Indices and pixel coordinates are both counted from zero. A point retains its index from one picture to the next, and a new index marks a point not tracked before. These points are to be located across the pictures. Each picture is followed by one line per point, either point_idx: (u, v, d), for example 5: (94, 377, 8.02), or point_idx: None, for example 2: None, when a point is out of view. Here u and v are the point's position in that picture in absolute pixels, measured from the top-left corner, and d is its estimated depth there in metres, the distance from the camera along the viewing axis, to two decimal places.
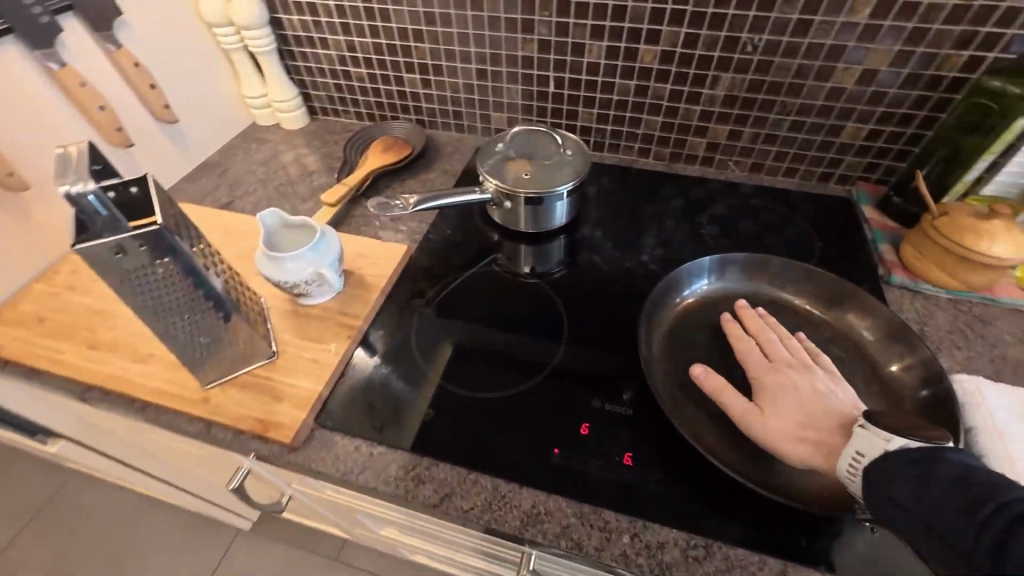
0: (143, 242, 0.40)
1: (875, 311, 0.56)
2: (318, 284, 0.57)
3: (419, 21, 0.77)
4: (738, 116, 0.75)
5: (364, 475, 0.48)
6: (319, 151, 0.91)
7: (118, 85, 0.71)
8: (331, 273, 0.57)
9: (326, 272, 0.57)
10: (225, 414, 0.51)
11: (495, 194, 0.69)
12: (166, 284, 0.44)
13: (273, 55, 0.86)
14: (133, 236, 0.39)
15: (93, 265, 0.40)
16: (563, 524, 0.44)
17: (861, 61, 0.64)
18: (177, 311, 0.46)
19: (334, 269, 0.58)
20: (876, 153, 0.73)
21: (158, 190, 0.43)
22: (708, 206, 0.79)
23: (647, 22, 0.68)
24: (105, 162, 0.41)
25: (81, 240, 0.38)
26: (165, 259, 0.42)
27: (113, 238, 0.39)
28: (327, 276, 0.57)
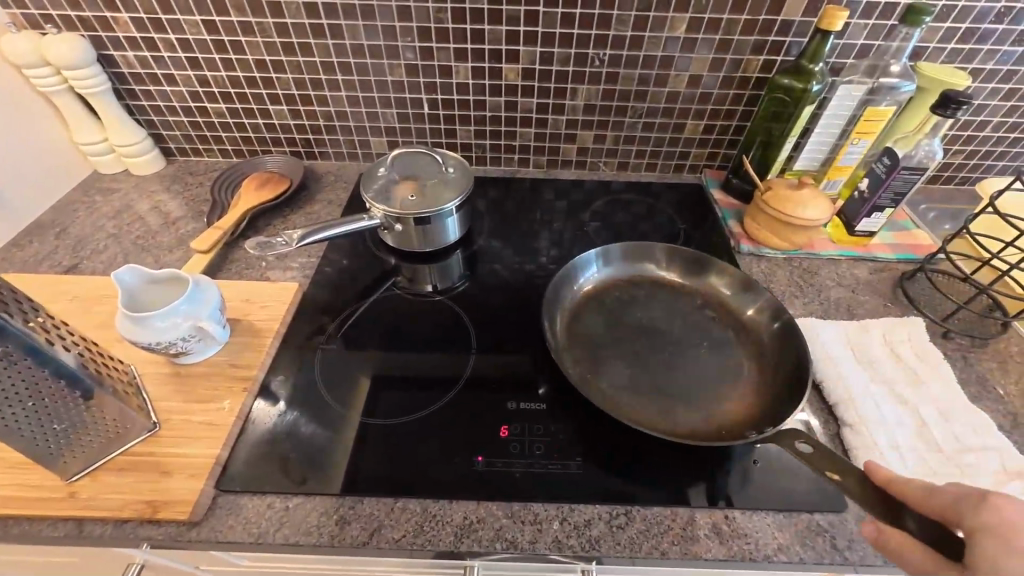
0: None
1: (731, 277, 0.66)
2: (199, 339, 0.52)
3: (276, 51, 0.74)
4: (599, 123, 0.83)
5: (281, 532, 0.45)
6: (182, 195, 0.83)
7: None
8: (213, 325, 0.53)
9: (206, 325, 0.52)
10: (100, 505, 0.45)
11: (383, 218, 0.68)
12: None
13: (108, 95, 0.77)
14: None
15: None
16: (496, 527, 0.45)
17: (688, 69, 0.75)
18: (16, 399, 0.39)
19: (215, 320, 0.53)
20: (713, 144, 0.85)
21: None
22: (588, 205, 0.86)
23: (505, 44, 0.73)
24: None
25: None
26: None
27: None
28: (209, 329, 0.52)
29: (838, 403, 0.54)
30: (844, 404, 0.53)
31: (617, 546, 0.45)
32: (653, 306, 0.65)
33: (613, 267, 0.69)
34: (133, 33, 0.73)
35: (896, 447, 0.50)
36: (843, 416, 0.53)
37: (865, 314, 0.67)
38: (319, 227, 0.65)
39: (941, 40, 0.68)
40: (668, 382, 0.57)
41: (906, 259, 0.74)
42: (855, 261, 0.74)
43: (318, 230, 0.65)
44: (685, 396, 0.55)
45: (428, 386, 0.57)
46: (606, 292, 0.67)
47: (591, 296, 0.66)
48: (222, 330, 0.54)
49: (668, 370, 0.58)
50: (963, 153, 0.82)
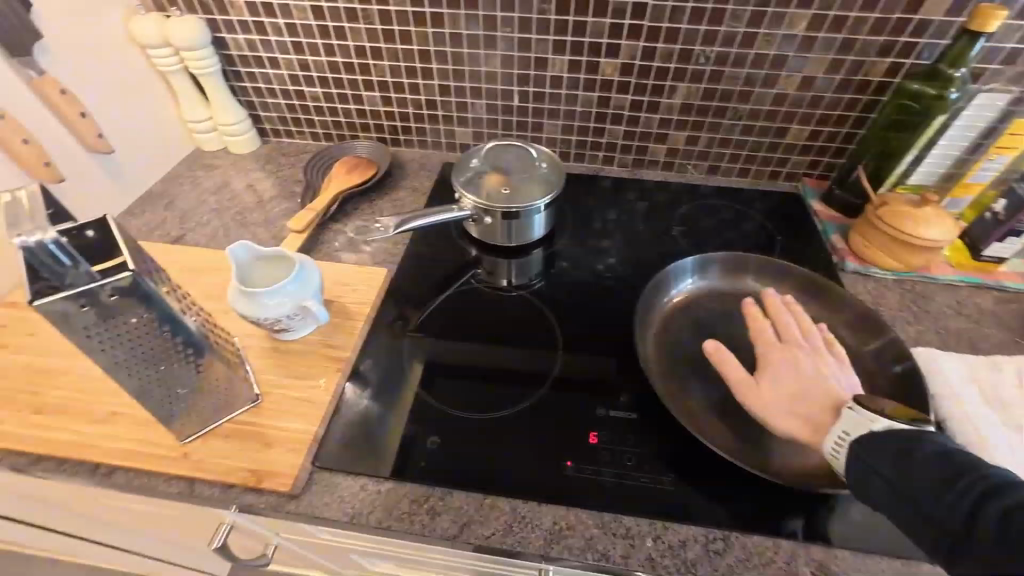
0: (114, 291, 0.36)
1: (843, 301, 0.61)
2: (305, 317, 0.54)
3: (377, 38, 0.75)
4: (694, 123, 0.79)
5: (374, 515, 0.45)
6: (275, 175, 0.86)
7: (45, 120, 0.64)
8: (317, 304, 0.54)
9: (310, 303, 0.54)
10: (210, 468, 0.47)
11: (472, 210, 0.68)
12: (140, 336, 0.40)
13: (217, 75, 0.81)
14: (102, 285, 0.35)
15: (54, 322, 0.35)
16: (586, 537, 0.44)
17: (801, 69, 0.70)
18: (149, 362, 0.42)
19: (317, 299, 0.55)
20: (817, 152, 0.79)
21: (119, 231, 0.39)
22: (673, 208, 0.83)
23: (607, 37, 0.70)
24: (55, 206, 0.37)
25: (39, 294, 0.34)
26: (139, 308, 0.38)
27: (78, 289, 0.34)
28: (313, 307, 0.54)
29: (967, 446, 0.48)
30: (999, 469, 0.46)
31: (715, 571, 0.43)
32: None
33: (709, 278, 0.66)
34: (246, 17, 0.76)
35: None
36: None
37: (990, 348, 0.61)
38: (412, 216, 0.65)
39: None
40: None
41: None
42: (976, 288, 0.68)
43: (411, 220, 0.65)
44: None
45: (514, 381, 0.57)
46: (700, 304, 0.64)
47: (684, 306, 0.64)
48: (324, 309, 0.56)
49: None
50: None
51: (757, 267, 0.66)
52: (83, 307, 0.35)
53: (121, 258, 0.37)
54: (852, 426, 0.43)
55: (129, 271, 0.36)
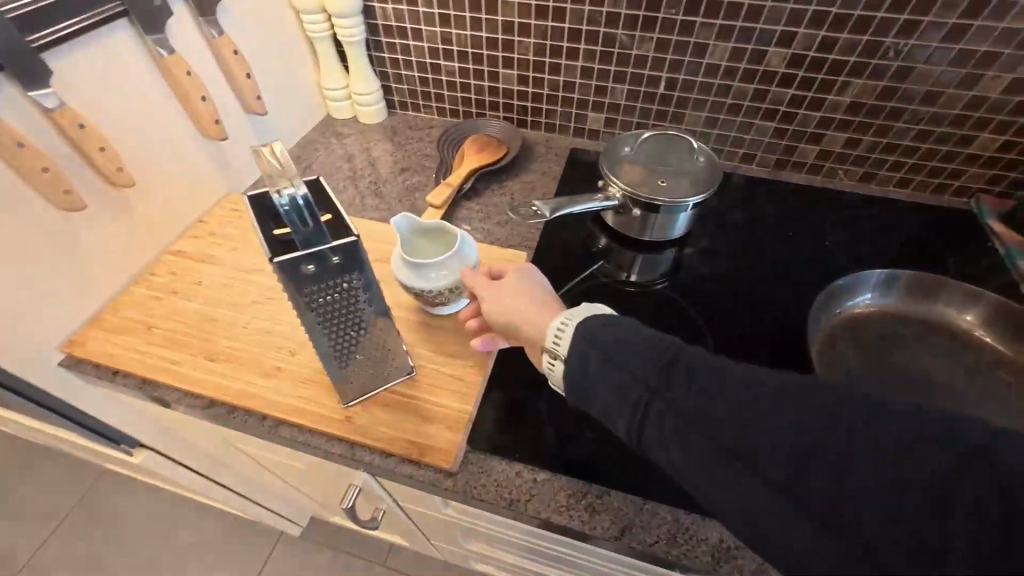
0: (338, 255, 0.36)
1: None
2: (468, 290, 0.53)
3: (528, 14, 0.73)
4: (860, 124, 0.72)
5: (532, 505, 0.45)
6: (402, 148, 0.87)
7: (218, 79, 0.67)
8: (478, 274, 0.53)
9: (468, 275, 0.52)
10: (372, 434, 0.48)
11: (619, 199, 0.66)
12: (345, 299, 0.40)
13: (362, 45, 0.82)
14: (331, 249, 0.35)
15: (282, 278, 0.36)
16: (758, 560, 0.42)
17: (1011, 71, 0.62)
18: (342, 324, 0.43)
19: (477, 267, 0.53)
20: (1004, 166, 0.70)
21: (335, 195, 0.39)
22: (819, 215, 0.76)
23: (784, 24, 0.65)
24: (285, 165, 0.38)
25: (278, 252, 0.34)
26: (352, 273, 0.39)
27: (310, 251, 0.35)
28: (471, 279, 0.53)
29: None
30: None
31: None
32: (935, 355, 0.56)
33: (893, 297, 0.60)
34: None
35: None
36: None
37: None
38: (565, 200, 0.63)
39: None
40: None
41: None
42: None
43: (565, 202, 0.63)
44: None
45: None
46: (874, 327, 0.59)
47: (858, 326, 0.59)
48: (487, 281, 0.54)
49: None
50: None
51: (944, 288, 0.59)
52: (310, 269, 0.36)
53: (344, 222, 0.37)
54: (580, 314, 0.40)
55: (354, 237, 0.36)
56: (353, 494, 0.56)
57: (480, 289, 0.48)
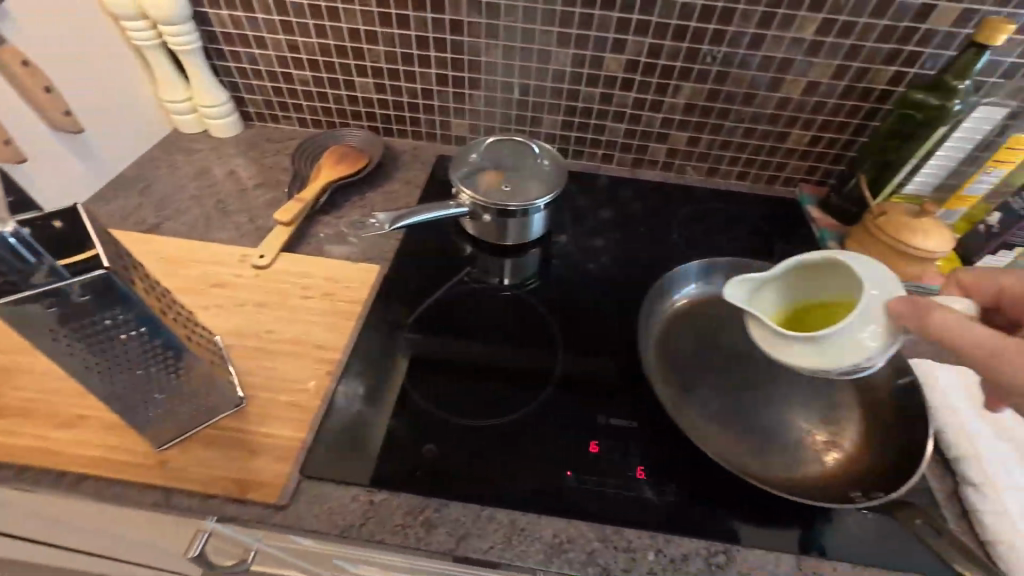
0: (83, 291, 0.33)
1: None
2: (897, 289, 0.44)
3: (372, 21, 0.72)
4: (696, 124, 0.77)
5: (366, 528, 0.43)
6: (259, 161, 0.82)
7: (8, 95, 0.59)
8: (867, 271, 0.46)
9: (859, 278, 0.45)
10: (190, 477, 0.44)
11: (470, 206, 0.66)
12: (114, 337, 0.36)
13: (199, 53, 0.76)
14: (70, 285, 0.32)
15: (14, 321, 0.32)
16: (588, 550, 0.43)
17: (807, 74, 0.69)
18: (126, 366, 0.39)
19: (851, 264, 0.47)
20: (816, 157, 0.79)
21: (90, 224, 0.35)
22: (671, 210, 0.82)
23: (614, 31, 0.68)
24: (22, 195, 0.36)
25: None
26: (114, 308, 0.35)
27: (42, 289, 0.31)
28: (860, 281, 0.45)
29: (962, 457, 0.49)
30: (988, 486, 0.46)
31: None
32: (752, 333, 0.61)
33: (717, 284, 0.65)
34: None
35: None
36: (968, 473, 0.48)
37: None
38: (412, 212, 0.63)
39: None
40: (764, 418, 0.53)
41: None
42: None
43: (411, 215, 0.63)
44: (783, 437, 0.51)
45: (517, 382, 0.55)
46: (703, 315, 0.63)
47: (689, 314, 0.63)
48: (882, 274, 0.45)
49: (765, 409, 0.53)
50: None
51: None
52: (49, 308, 0.32)
53: (93, 255, 0.33)
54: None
55: (103, 269, 0.33)
56: (200, 540, 0.45)
57: (949, 326, 0.39)
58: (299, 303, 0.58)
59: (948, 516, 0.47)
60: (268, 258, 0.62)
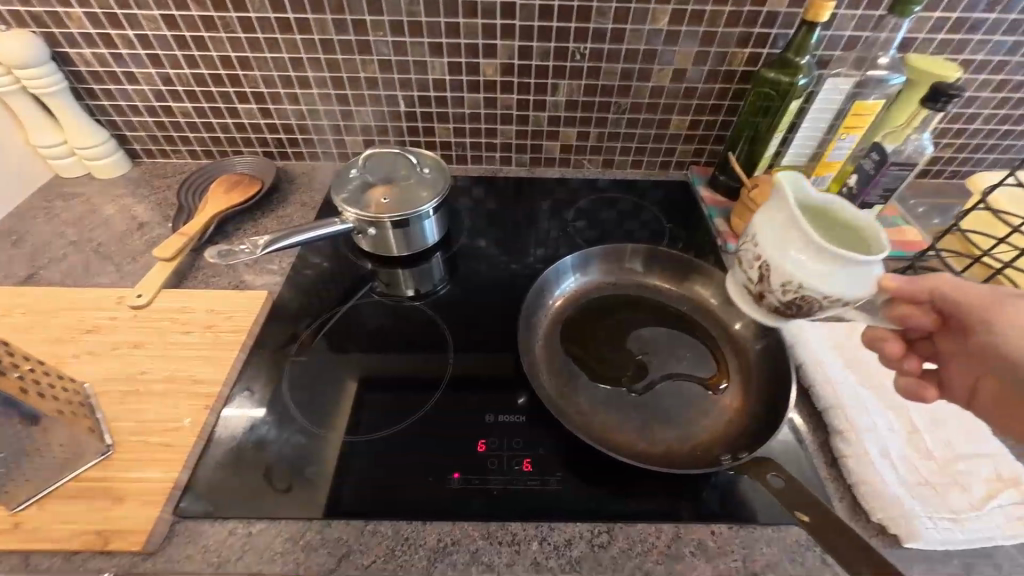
0: None
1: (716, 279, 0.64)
2: (832, 250, 0.45)
3: (243, 47, 0.72)
4: (581, 118, 0.80)
5: (242, 560, 0.42)
6: (147, 200, 0.79)
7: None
8: (765, 248, 0.50)
9: (778, 256, 0.48)
10: (45, 537, 0.42)
11: (357, 223, 0.65)
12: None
13: (67, 95, 0.74)
14: None
15: None
16: (471, 550, 0.43)
17: (672, 62, 0.73)
18: None
19: (825, 296, 0.47)
20: (699, 140, 0.83)
21: None
22: (572, 204, 0.84)
23: (482, 38, 0.71)
24: None
25: None
26: None
27: None
28: (790, 269, 0.48)
29: (829, 408, 0.51)
30: (853, 432, 0.49)
31: (600, 566, 0.43)
32: (639, 314, 0.63)
33: (603, 272, 0.67)
34: (89, 29, 0.69)
35: (888, 453, 0.48)
36: (833, 423, 0.50)
37: None
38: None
39: (931, 30, 0.67)
40: (648, 395, 0.54)
41: (895, 257, 0.71)
42: None
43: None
44: (665, 411, 0.53)
45: (408, 391, 0.55)
46: (591, 304, 0.64)
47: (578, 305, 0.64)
48: (770, 206, 0.51)
49: (648, 386, 0.55)
50: (953, 146, 0.81)
51: (639, 255, 0.68)
52: None
53: None
54: None
55: None
56: None
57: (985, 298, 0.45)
58: (179, 340, 0.56)
59: (820, 465, 0.50)
60: (146, 297, 0.60)
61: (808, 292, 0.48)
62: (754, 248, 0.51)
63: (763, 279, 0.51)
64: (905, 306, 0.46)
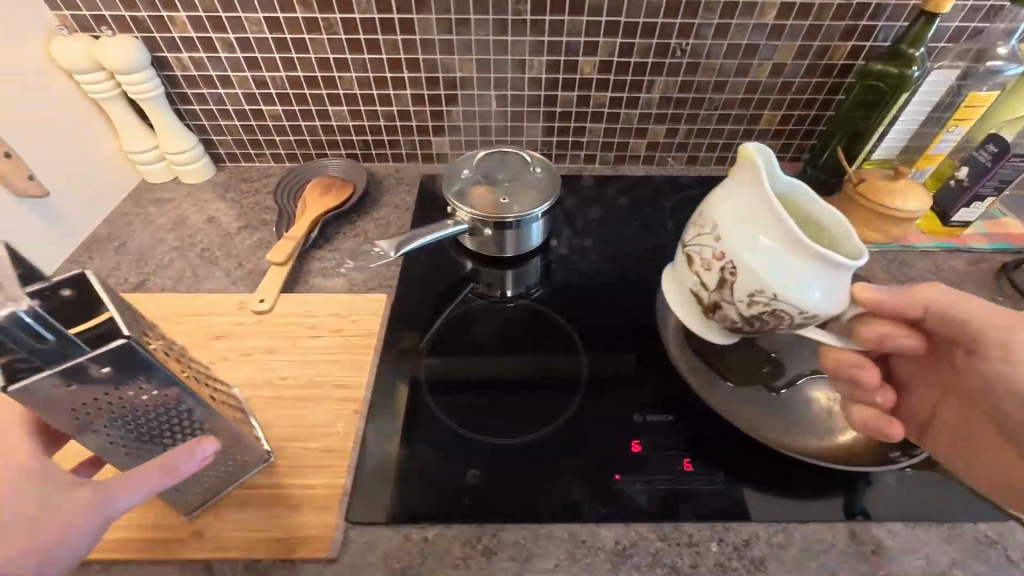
0: (105, 366, 0.31)
1: None
2: (810, 249, 0.42)
3: (342, 49, 0.71)
4: (672, 115, 0.80)
5: (426, 566, 0.42)
6: (238, 204, 0.79)
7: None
8: (730, 245, 0.46)
9: (744, 255, 0.45)
10: (228, 544, 0.42)
11: (470, 223, 0.65)
12: (124, 402, 0.35)
13: (163, 99, 0.73)
14: (95, 360, 0.30)
15: (43, 407, 0.31)
16: (652, 552, 0.43)
17: (772, 57, 0.72)
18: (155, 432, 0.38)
19: (798, 313, 0.45)
20: (788, 136, 0.82)
21: (105, 290, 0.33)
22: (662, 202, 0.83)
23: (584, 36, 0.70)
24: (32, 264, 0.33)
25: (19, 381, 0.30)
26: (136, 379, 0.33)
27: (58, 371, 0.30)
28: (758, 273, 0.45)
29: None
30: None
31: (784, 566, 0.42)
32: None
33: None
34: (190, 33, 0.69)
35: None
36: None
37: None
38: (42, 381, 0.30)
39: None
40: (795, 393, 0.53)
41: (1003, 250, 0.71)
42: (950, 252, 0.72)
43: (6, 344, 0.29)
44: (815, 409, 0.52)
45: (549, 392, 0.54)
46: None
47: None
48: (729, 199, 0.47)
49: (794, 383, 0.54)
50: None
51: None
52: (72, 386, 0.31)
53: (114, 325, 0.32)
54: None
55: (123, 341, 0.31)
56: None
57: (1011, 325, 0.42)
58: (311, 345, 0.56)
59: None
60: (268, 303, 0.59)
61: (777, 302, 0.45)
62: (714, 246, 0.47)
63: (723, 284, 0.47)
64: (880, 324, 0.43)
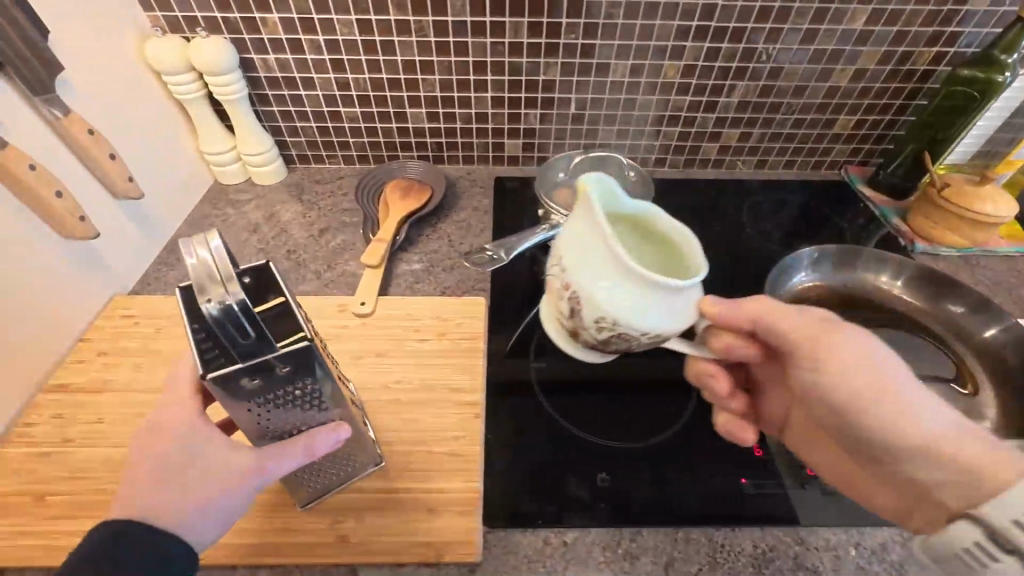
0: (286, 365, 0.34)
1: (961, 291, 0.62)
2: (635, 272, 0.40)
3: (429, 51, 0.71)
4: (748, 119, 0.80)
5: (571, 569, 0.42)
6: (315, 206, 0.78)
7: (51, 146, 0.53)
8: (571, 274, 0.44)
9: (581, 283, 0.43)
10: (375, 548, 0.42)
11: None
12: (284, 396, 0.37)
13: (245, 101, 0.73)
14: (282, 359, 0.33)
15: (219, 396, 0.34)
16: (792, 556, 0.44)
17: (856, 61, 0.72)
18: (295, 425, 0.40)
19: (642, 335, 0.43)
20: (858, 140, 0.82)
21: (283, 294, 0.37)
22: (735, 204, 0.83)
23: (673, 40, 0.70)
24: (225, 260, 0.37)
25: (212, 371, 0.32)
26: (305, 378, 0.36)
27: (248, 365, 0.33)
28: (598, 301, 0.42)
29: None
30: None
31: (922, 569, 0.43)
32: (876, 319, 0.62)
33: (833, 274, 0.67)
34: (280, 35, 0.68)
35: None
36: None
37: None
38: (235, 371, 0.33)
39: None
40: None
41: None
42: None
43: (217, 331, 0.32)
44: None
45: (667, 397, 0.54)
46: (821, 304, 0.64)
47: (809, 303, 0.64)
48: (571, 231, 0.45)
49: None
50: None
51: (869, 258, 0.67)
52: (255, 380, 0.34)
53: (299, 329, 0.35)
54: None
55: (310, 343, 0.34)
56: None
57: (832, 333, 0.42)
58: (419, 348, 0.56)
59: None
60: (370, 305, 0.59)
61: (620, 328, 0.43)
62: (561, 276, 0.45)
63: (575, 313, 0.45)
64: (727, 334, 0.44)
